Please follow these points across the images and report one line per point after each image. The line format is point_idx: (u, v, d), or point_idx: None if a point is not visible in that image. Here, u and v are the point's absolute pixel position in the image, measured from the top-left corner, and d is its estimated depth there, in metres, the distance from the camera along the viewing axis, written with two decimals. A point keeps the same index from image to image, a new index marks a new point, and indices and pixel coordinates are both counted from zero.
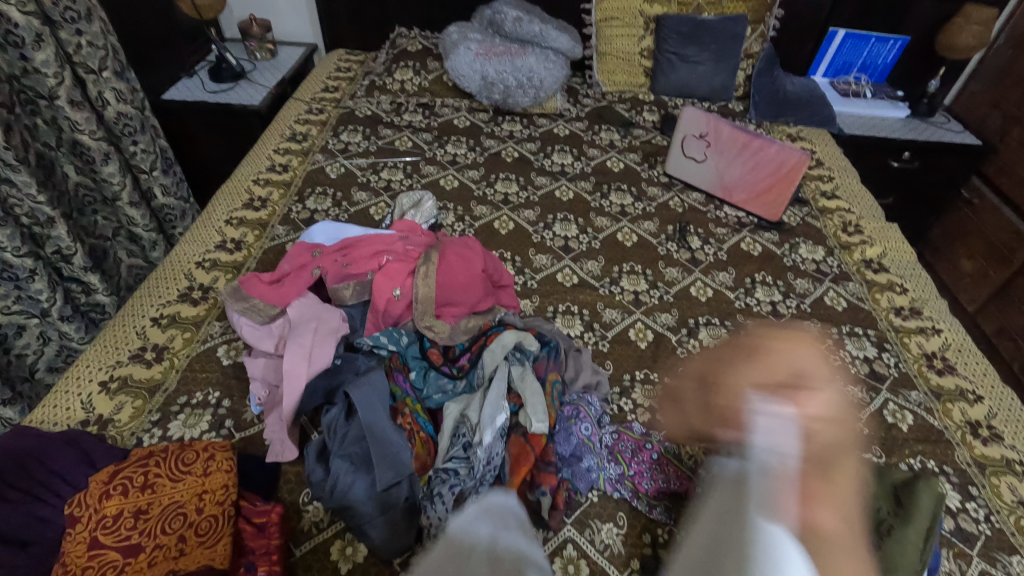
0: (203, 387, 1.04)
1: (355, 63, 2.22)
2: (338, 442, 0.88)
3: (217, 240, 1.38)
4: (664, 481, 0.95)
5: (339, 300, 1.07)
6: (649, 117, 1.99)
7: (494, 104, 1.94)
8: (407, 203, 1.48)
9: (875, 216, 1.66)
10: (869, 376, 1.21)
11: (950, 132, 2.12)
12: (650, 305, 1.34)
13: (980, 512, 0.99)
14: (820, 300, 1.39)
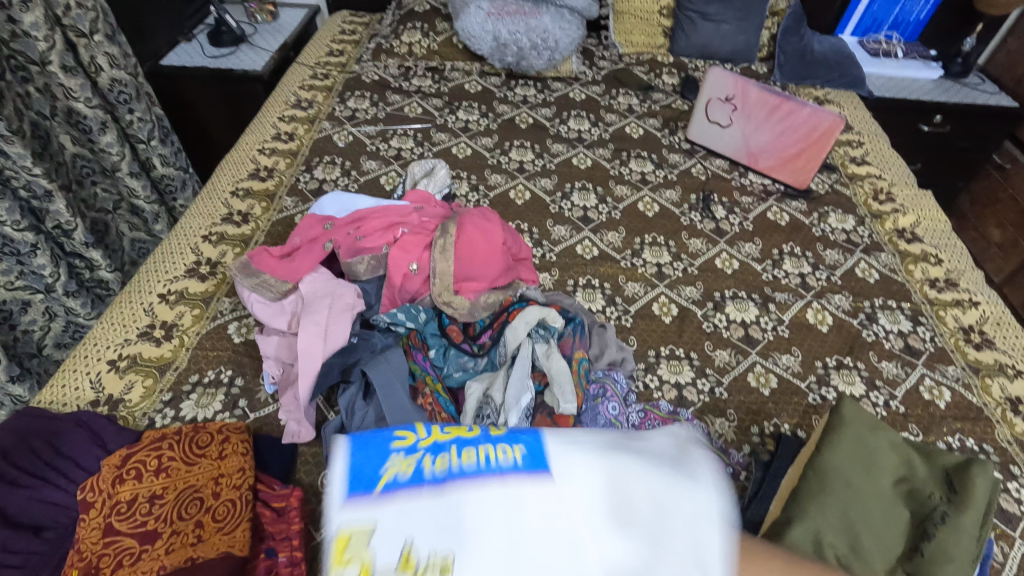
0: (214, 365, 1.01)
1: (360, 25, 2.12)
2: (357, 423, 0.87)
3: (223, 212, 1.33)
4: None
5: (353, 275, 1.02)
6: (668, 80, 1.90)
7: (507, 68, 1.86)
8: (420, 172, 1.42)
9: (909, 183, 1.59)
10: (905, 352, 1.16)
11: (985, 94, 2.02)
12: (674, 278, 1.29)
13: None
14: (851, 272, 1.33)
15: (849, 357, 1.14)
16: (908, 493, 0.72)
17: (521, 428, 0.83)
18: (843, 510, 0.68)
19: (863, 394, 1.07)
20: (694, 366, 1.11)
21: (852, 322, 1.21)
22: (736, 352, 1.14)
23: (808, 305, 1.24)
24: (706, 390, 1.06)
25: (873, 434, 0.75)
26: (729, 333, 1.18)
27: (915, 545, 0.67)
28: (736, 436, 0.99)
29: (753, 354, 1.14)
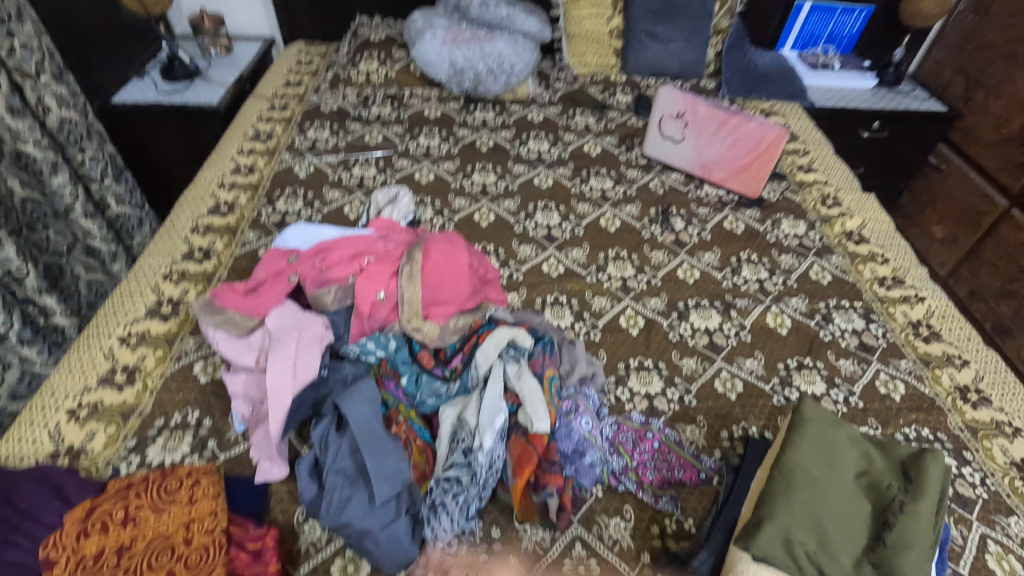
0: (180, 408, 0.99)
1: (316, 55, 2.13)
2: (332, 455, 0.86)
3: (184, 250, 1.31)
4: (667, 470, 0.95)
5: (320, 307, 1.02)
6: (622, 98, 1.97)
7: (465, 92, 1.89)
8: (383, 199, 1.43)
9: (853, 187, 1.67)
10: (860, 349, 1.21)
11: (916, 100, 2.15)
12: (639, 290, 1.33)
13: (978, 477, 0.99)
14: (806, 275, 1.39)
15: (809, 358, 1.19)
16: (868, 486, 0.75)
17: (495, 450, 0.85)
18: (810, 506, 0.71)
19: (824, 392, 1.11)
20: (663, 375, 1.13)
21: (809, 324, 1.26)
22: (702, 359, 1.17)
23: (767, 310, 1.29)
24: (675, 398, 1.09)
25: (833, 430, 0.79)
26: (694, 341, 1.21)
27: (877, 535, 0.70)
28: (706, 442, 1.02)
29: (718, 360, 1.17)
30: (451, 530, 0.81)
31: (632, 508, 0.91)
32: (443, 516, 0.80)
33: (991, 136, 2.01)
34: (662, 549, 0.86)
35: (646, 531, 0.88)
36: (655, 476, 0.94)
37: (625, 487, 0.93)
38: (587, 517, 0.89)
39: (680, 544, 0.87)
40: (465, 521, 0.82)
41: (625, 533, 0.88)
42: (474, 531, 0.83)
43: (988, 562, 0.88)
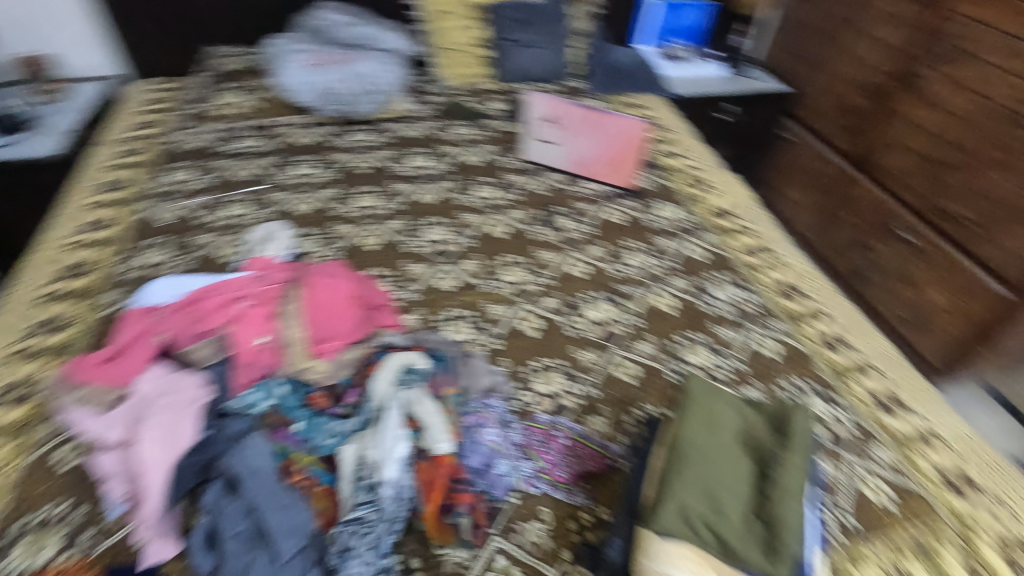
0: (42, 502, 0.88)
1: (170, 92, 1.99)
2: (225, 521, 0.80)
3: (32, 323, 1.17)
4: (577, 465, 0.98)
5: (194, 364, 0.94)
6: (498, 106, 2.00)
7: (338, 116, 1.84)
8: (259, 237, 1.36)
9: (716, 167, 1.81)
10: (738, 316, 1.31)
11: (760, 83, 2.37)
12: (534, 293, 1.35)
13: (847, 415, 1.10)
14: (684, 255, 1.48)
15: (695, 332, 1.27)
16: (748, 446, 0.82)
17: (401, 480, 0.83)
18: (698, 477, 0.76)
19: (711, 362, 1.19)
20: (565, 372, 1.16)
21: (691, 300, 1.35)
22: (600, 350, 1.22)
23: (653, 293, 1.37)
24: (579, 392, 1.12)
25: (716, 403, 0.86)
26: (590, 334, 1.25)
27: (762, 489, 0.76)
28: (612, 429, 1.05)
29: (615, 349, 1.22)
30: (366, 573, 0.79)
31: (548, 510, 0.92)
32: (354, 559, 0.78)
33: (826, 107, 2.26)
34: (580, 543, 0.88)
35: (564, 529, 0.90)
36: (565, 473, 0.97)
37: (540, 489, 0.94)
38: (506, 528, 0.89)
39: (597, 535, 0.89)
40: (380, 558, 0.80)
41: (544, 535, 0.89)
42: (390, 567, 0.80)
43: (864, 490, 0.98)
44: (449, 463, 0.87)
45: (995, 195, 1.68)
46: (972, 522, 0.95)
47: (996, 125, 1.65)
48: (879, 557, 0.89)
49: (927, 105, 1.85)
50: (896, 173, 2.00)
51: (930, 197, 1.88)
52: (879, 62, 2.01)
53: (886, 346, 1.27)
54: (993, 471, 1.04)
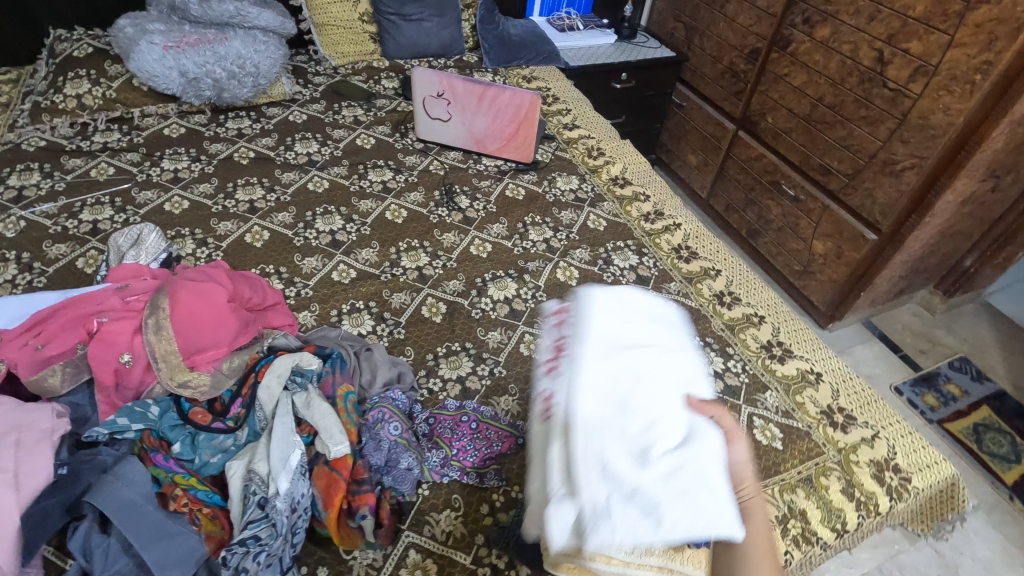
0: None
1: (4, 83, 1.74)
2: (98, 563, 0.72)
3: None
4: (486, 448, 0.96)
5: (49, 394, 0.85)
6: (388, 84, 1.92)
7: (210, 103, 1.69)
8: (124, 242, 1.22)
9: (612, 136, 1.83)
10: (638, 281, 1.35)
11: (651, 49, 2.43)
12: (436, 277, 1.32)
13: (739, 366, 1.17)
14: (585, 226, 1.50)
15: None
16: None
17: (296, 489, 0.78)
18: None
19: None
20: (472, 355, 1.15)
21: (594, 270, 1.37)
22: (506, 329, 1.21)
23: (556, 266, 1.37)
24: (486, 373, 1.11)
25: None
26: (496, 313, 1.24)
27: None
28: (520, 407, 1.05)
29: (520, 325, 1.22)
30: None
31: (460, 496, 0.91)
32: None
33: (711, 72, 2.35)
34: (493, 525, 0.88)
35: (477, 513, 0.89)
36: (475, 458, 0.95)
37: (450, 477, 0.92)
38: (416, 521, 0.87)
39: (510, 514, 0.89)
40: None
41: (457, 523, 0.88)
42: None
43: (756, 434, 1.04)
44: (346, 465, 0.82)
45: (857, 145, 1.83)
46: (851, 450, 1.04)
47: (856, 83, 1.78)
48: (772, 495, 0.95)
49: (798, 66, 1.97)
50: (777, 132, 2.12)
51: (807, 153, 2.01)
52: (754, 26, 2.10)
53: (773, 297, 1.35)
54: (866, 401, 1.14)
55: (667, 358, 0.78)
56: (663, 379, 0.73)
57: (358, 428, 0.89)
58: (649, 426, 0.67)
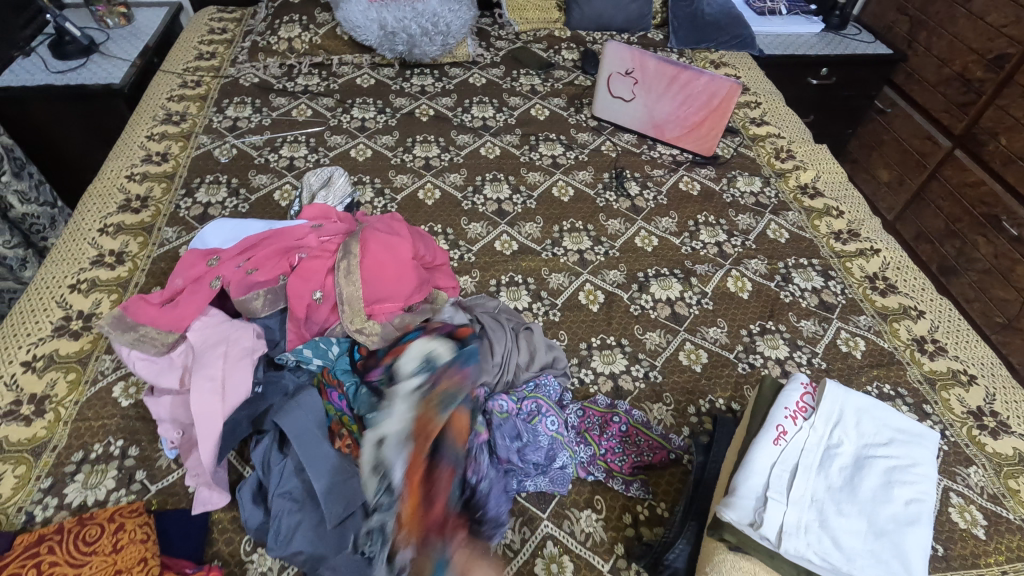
0: (100, 438, 0.89)
1: (230, 21, 1.92)
2: (275, 480, 0.78)
3: (93, 255, 1.17)
4: (637, 455, 0.89)
5: (249, 313, 0.92)
6: (568, 56, 1.86)
7: (399, 57, 1.75)
8: (316, 182, 1.31)
9: (805, 138, 1.63)
10: (820, 307, 1.20)
11: (862, 43, 2.13)
12: (597, 263, 1.27)
13: (937, 430, 1.00)
14: (763, 234, 1.36)
15: (772, 321, 1.16)
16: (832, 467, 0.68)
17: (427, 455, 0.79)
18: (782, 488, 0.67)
19: (787, 356, 1.10)
20: (627, 353, 1.09)
21: (770, 286, 1.24)
22: (666, 332, 1.13)
23: (727, 274, 1.26)
24: (641, 375, 1.05)
25: (830, 409, 0.74)
26: (656, 313, 1.17)
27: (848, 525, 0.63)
28: (675, 419, 0.98)
29: (682, 332, 1.14)
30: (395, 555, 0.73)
31: (602, 499, 0.88)
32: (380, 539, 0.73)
33: (933, 77, 2.02)
34: (635, 538, 0.83)
35: (618, 522, 0.85)
36: (624, 463, 0.89)
37: (595, 477, 0.89)
38: (557, 513, 0.86)
39: (653, 531, 0.84)
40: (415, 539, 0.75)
41: (597, 525, 0.85)
42: None
43: (951, 513, 0.89)
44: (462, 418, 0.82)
45: None
46: None
47: None
48: None
49: None
50: (1009, 158, 1.78)
51: None
52: (1009, 28, 1.75)
53: (990, 356, 1.13)
54: None
55: (909, 434, 0.73)
56: (907, 477, 0.68)
57: (505, 417, 0.85)
58: (851, 516, 0.65)
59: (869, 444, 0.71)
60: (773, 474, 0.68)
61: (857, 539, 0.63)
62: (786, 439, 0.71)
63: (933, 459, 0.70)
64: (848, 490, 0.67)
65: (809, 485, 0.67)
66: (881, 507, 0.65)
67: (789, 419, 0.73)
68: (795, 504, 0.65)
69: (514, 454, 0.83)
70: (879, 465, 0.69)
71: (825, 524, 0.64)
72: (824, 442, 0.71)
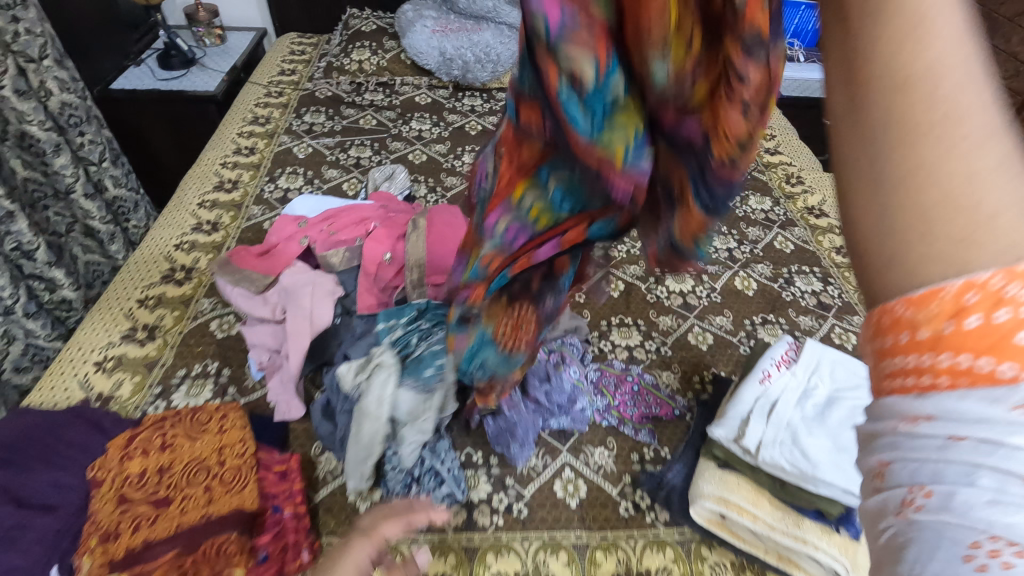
0: (200, 359, 1.08)
1: (309, 45, 2.21)
2: (343, 397, 0.95)
3: (192, 223, 1.39)
4: (646, 407, 1.05)
5: (328, 268, 1.11)
6: None
7: (454, 81, 1.99)
8: (380, 177, 1.52)
9: (815, 168, 1.80)
10: (818, 306, 1.34)
11: None
12: (620, 259, 1.44)
13: None
14: (771, 245, 1.52)
15: (773, 315, 1.31)
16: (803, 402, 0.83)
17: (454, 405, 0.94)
18: (759, 412, 0.82)
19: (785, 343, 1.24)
20: (641, 331, 1.25)
21: (773, 286, 1.39)
22: (677, 317, 1.29)
23: (735, 275, 1.42)
24: (653, 349, 1.20)
25: (810, 359, 0.88)
26: (670, 302, 1.33)
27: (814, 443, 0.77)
28: (681, 384, 1.13)
29: (691, 318, 1.29)
30: (452, 473, 0.92)
31: (614, 440, 1.02)
32: (444, 458, 0.93)
33: None
34: (641, 471, 0.97)
35: (627, 458, 0.99)
36: (634, 413, 1.05)
37: (608, 423, 1.04)
38: (575, 447, 1.00)
39: (657, 467, 0.98)
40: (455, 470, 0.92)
41: (609, 460, 0.99)
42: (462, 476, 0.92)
43: None
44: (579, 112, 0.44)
45: None
46: None
47: None
48: None
49: None
50: None
51: None
52: None
53: None
54: None
55: None
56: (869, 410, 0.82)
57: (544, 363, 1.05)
58: (819, 437, 0.78)
59: (840, 388, 0.85)
60: (755, 405, 0.83)
61: (822, 453, 0.77)
62: (770, 381, 0.86)
63: None
64: (820, 419, 0.81)
65: (786, 414, 0.82)
66: (845, 431, 0.79)
67: (772, 366, 0.88)
68: (772, 427, 0.80)
69: (543, 396, 1.00)
70: (847, 402, 0.83)
71: (795, 442, 0.78)
72: (803, 385, 0.86)
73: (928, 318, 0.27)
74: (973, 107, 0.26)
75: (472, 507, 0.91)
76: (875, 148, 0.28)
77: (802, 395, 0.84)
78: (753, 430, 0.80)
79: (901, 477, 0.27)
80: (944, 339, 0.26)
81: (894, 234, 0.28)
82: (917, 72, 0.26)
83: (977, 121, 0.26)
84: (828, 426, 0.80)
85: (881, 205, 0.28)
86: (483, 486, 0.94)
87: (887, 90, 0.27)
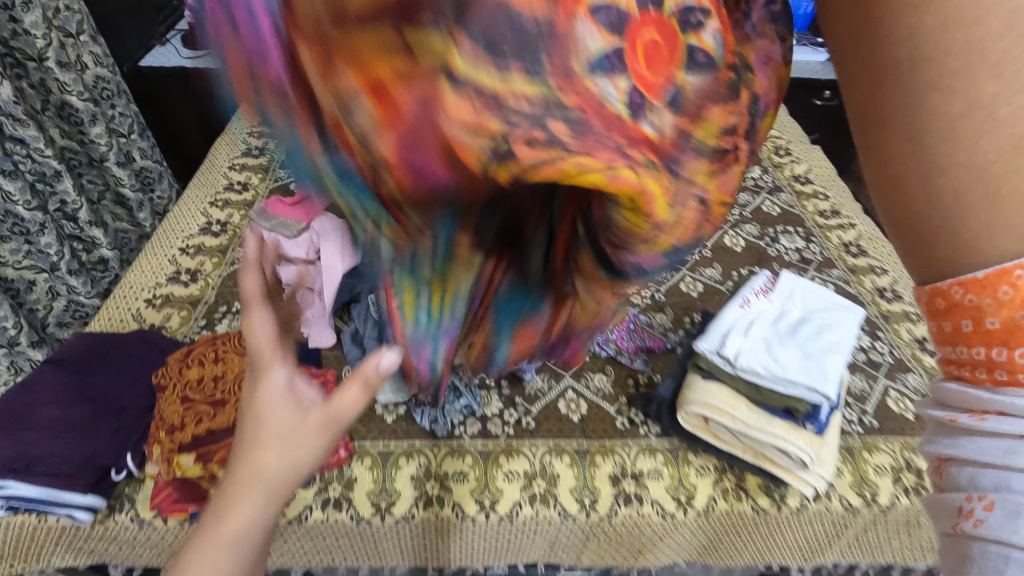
0: (238, 297, 1.20)
1: None
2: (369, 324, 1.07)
3: (224, 183, 1.51)
4: (640, 340, 1.16)
5: None
6: None
7: None
8: None
9: (803, 141, 1.91)
10: (800, 261, 1.46)
11: None
12: None
13: (886, 348, 1.24)
14: (759, 208, 1.63)
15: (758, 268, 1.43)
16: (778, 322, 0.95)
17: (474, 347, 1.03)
18: (738, 329, 0.94)
19: None
20: None
21: (759, 244, 1.51)
22: None
23: (725, 234, 1.53)
24: (648, 294, 1.32)
25: (784, 288, 1.01)
26: None
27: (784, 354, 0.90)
28: (672, 324, 1.25)
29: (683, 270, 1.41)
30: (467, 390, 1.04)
31: (611, 368, 1.14)
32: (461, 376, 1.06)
33: None
34: (635, 392, 1.09)
35: (623, 383, 1.11)
36: (630, 345, 1.16)
37: (607, 353, 1.16)
38: (577, 373, 1.12)
39: (650, 389, 1.10)
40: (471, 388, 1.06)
41: (607, 384, 1.11)
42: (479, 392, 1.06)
43: (887, 399, 1.13)
44: (671, 71, 0.30)
45: None
46: None
47: None
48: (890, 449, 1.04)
49: None
50: None
51: None
52: None
53: None
54: None
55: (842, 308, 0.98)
56: (835, 328, 0.94)
57: None
58: (788, 348, 0.91)
59: (810, 311, 0.97)
60: (735, 325, 0.95)
61: (790, 360, 0.89)
62: (749, 305, 0.98)
63: (858, 320, 0.95)
64: (790, 335, 0.93)
65: (761, 331, 0.94)
66: (811, 344, 0.91)
67: (750, 295, 1.00)
68: (748, 341, 0.92)
69: None
70: (815, 321, 0.95)
71: (768, 352, 0.91)
72: (777, 310, 0.98)
73: (986, 307, 0.36)
74: (986, 98, 0.31)
75: (485, 419, 1.04)
76: (912, 158, 0.35)
77: (776, 317, 0.97)
78: (732, 343, 0.92)
79: (960, 487, 0.38)
80: (995, 331, 0.36)
81: (944, 235, 0.36)
82: (924, 65, 0.33)
83: (995, 98, 0.31)
84: (797, 340, 0.92)
85: (928, 208, 0.36)
86: (495, 403, 1.06)
87: (922, 88, 0.33)
